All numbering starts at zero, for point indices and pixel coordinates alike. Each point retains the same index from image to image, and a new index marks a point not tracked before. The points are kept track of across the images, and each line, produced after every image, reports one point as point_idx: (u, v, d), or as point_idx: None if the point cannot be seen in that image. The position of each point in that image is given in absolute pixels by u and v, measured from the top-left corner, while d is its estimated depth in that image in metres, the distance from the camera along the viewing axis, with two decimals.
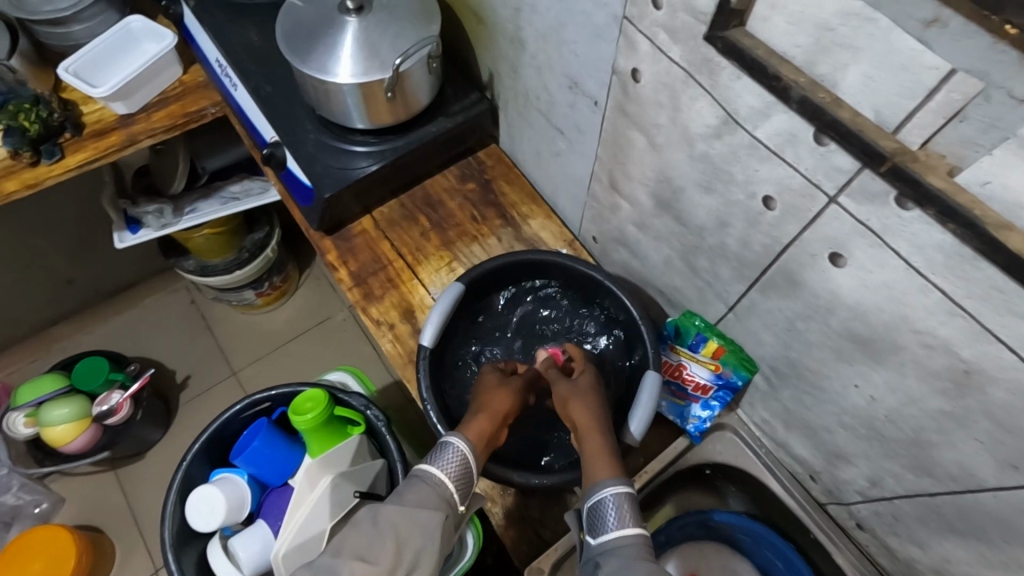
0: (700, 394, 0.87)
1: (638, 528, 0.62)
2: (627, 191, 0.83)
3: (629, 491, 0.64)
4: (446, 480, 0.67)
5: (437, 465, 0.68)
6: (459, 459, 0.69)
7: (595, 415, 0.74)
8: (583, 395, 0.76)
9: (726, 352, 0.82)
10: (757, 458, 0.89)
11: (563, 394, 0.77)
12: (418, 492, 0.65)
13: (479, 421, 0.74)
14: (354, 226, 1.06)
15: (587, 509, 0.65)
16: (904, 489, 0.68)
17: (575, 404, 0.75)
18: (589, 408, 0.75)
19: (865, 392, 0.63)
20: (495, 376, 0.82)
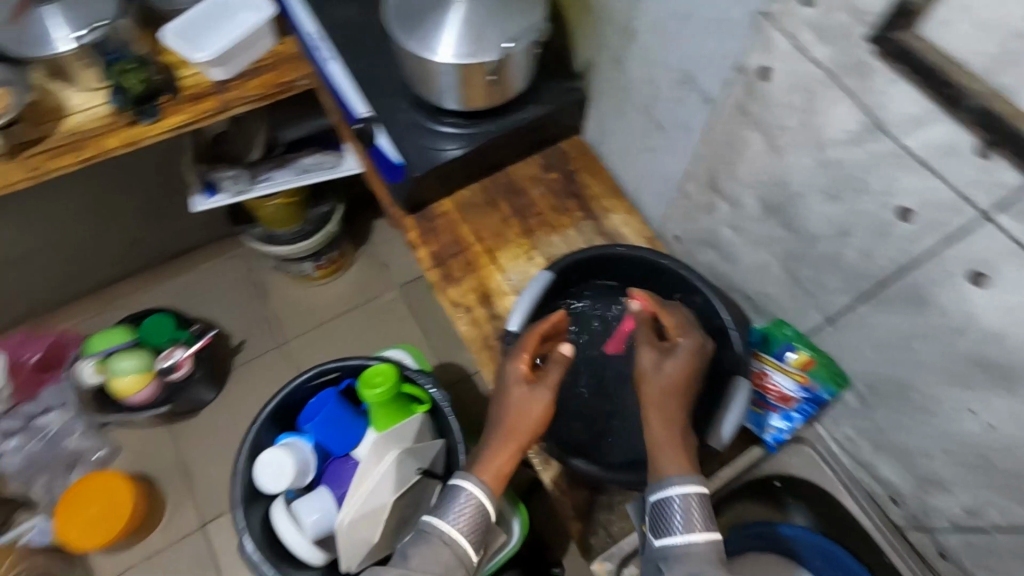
0: (781, 405, 0.86)
1: (707, 530, 0.63)
2: (728, 192, 0.82)
3: (698, 491, 0.65)
4: (457, 534, 0.67)
5: (448, 521, 0.68)
6: (472, 510, 0.69)
7: (673, 402, 0.71)
8: (667, 376, 0.72)
9: (816, 364, 0.79)
10: (835, 475, 0.87)
11: (643, 374, 0.73)
12: (423, 555, 0.65)
13: (500, 455, 0.72)
14: (436, 207, 1.07)
15: (652, 505, 0.67)
16: (1008, 521, 0.66)
17: (654, 388, 0.72)
18: (670, 393, 0.71)
19: (983, 420, 0.61)
20: (521, 388, 0.74)
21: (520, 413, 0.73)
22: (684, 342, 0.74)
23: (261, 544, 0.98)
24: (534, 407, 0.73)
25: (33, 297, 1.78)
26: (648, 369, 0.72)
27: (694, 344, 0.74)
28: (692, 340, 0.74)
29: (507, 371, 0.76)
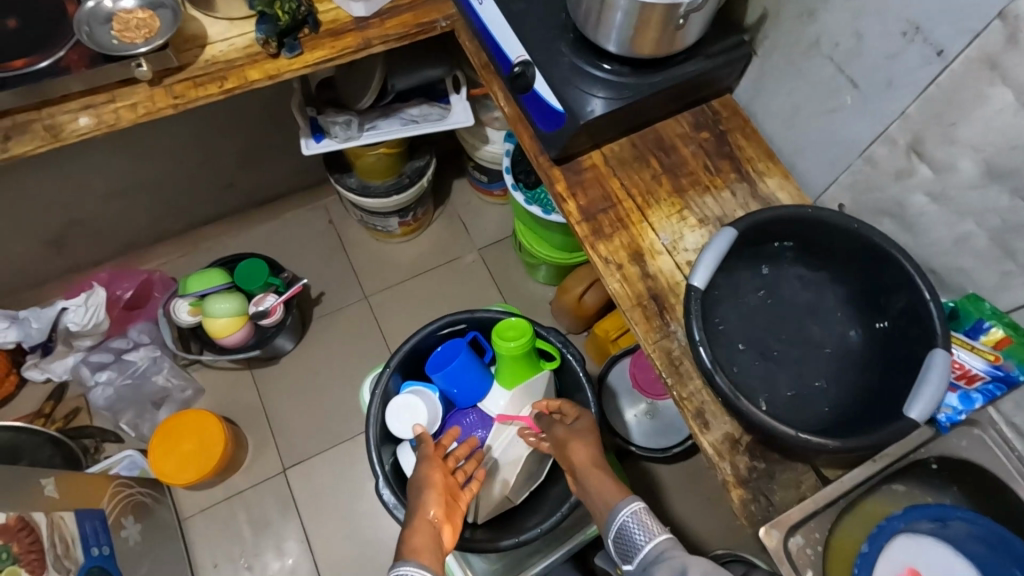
0: (962, 383, 0.80)
1: (664, 530, 0.76)
2: (936, 157, 0.77)
3: (640, 505, 0.78)
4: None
5: None
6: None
7: (587, 453, 0.89)
8: (586, 440, 0.91)
9: (1014, 343, 0.76)
10: (1007, 462, 0.84)
11: (559, 438, 0.94)
12: None
13: (419, 541, 0.78)
14: (583, 159, 1.04)
15: (615, 538, 0.77)
16: None
17: (579, 444, 0.91)
18: (585, 444, 0.91)
19: None
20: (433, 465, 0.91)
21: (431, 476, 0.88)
22: (579, 418, 0.96)
23: (394, 488, 0.98)
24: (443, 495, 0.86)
25: (124, 235, 1.79)
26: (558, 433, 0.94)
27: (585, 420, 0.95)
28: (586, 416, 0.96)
29: (417, 481, 0.89)
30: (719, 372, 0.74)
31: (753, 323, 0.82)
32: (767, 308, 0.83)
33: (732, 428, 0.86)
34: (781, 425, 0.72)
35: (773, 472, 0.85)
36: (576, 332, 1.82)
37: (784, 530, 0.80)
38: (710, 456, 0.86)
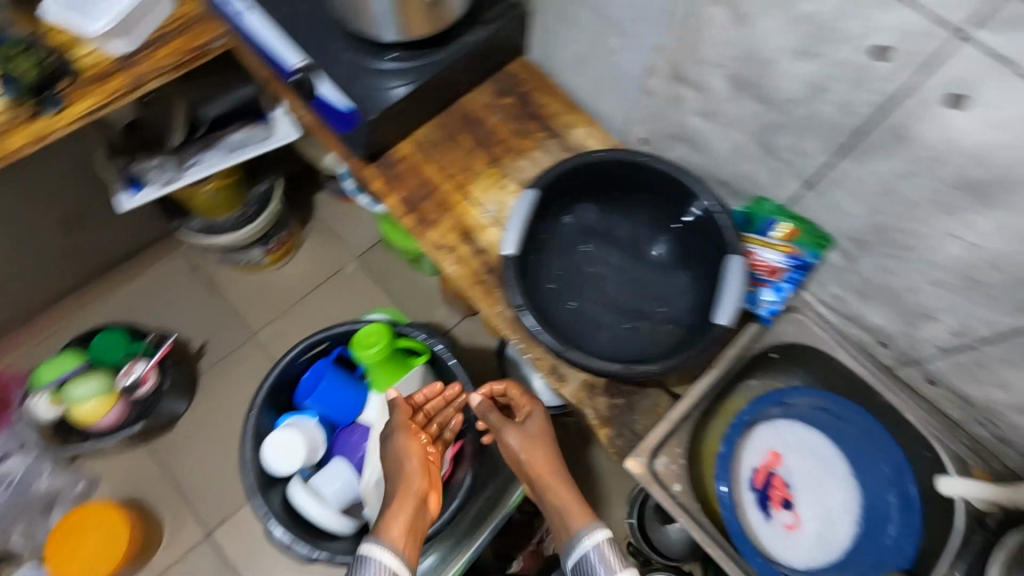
0: (770, 278, 0.88)
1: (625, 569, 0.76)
2: (694, 78, 0.81)
3: (605, 536, 0.79)
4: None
5: None
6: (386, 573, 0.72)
7: (550, 459, 0.88)
8: (541, 442, 0.90)
9: (800, 232, 0.83)
10: (826, 335, 0.93)
11: (510, 439, 0.90)
12: None
13: (399, 520, 0.77)
14: (394, 152, 1.03)
15: (574, 565, 0.79)
16: (993, 332, 0.71)
17: (534, 447, 0.89)
18: (539, 442, 0.90)
19: (964, 241, 0.65)
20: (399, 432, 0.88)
21: (402, 455, 0.86)
22: (531, 415, 0.93)
23: (288, 524, 0.96)
24: (421, 470, 0.85)
25: None
26: (514, 441, 0.90)
27: (544, 422, 0.92)
28: (538, 413, 0.93)
29: (397, 443, 0.87)
30: (545, 331, 0.77)
31: (575, 276, 0.86)
32: (588, 259, 0.87)
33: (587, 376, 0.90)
34: (607, 364, 0.75)
35: (631, 403, 0.89)
36: (472, 313, 1.83)
37: (646, 457, 0.86)
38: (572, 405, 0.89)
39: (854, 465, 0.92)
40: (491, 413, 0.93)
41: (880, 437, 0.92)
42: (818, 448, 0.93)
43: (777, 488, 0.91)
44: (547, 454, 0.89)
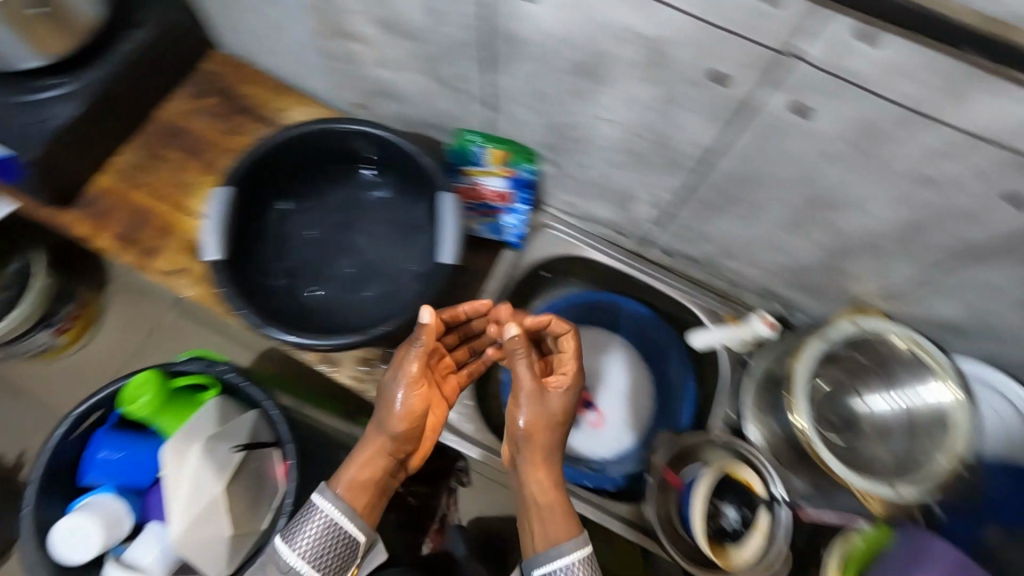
0: (503, 203, 0.92)
1: None
2: (350, 29, 0.79)
3: (586, 555, 0.63)
4: (296, 563, 0.64)
5: (291, 544, 0.65)
6: (324, 530, 0.66)
7: (549, 434, 0.68)
8: (554, 407, 0.68)
9: (509, 152, 0.87)
10: (574, 239, 0.97)
11: (515, 407, 0.68)
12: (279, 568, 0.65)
13: (358, 461, 0.69)
14: (93, 190, 0.93)
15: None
16: (672, 192, 0.77)
17: (533, 424, 0.68)
18: (542, 428, 0.68)
19: (610, 121, 0.70)
20: (411, 363, 0.69)
21: (389, 408, 0.69)
22: (555, 392, 0.69)
23: None
24: (409, 419, 0.69)
25: None
26: (523, 401, 0.68)
27: (573, 391, 0.70)
28: (565, 390, 0.69)
29: (393, 380, 0.70)
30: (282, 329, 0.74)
31: (307, 266, 0.84)
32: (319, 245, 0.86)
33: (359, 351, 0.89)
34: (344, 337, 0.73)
35: None
36: None
37: None
38: (354, 386, 0.88)
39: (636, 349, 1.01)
40: (517, 359, 0.68)
41: (642, 313, 0.97)
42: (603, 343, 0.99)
43: None
44: (552, 441, 0.69)
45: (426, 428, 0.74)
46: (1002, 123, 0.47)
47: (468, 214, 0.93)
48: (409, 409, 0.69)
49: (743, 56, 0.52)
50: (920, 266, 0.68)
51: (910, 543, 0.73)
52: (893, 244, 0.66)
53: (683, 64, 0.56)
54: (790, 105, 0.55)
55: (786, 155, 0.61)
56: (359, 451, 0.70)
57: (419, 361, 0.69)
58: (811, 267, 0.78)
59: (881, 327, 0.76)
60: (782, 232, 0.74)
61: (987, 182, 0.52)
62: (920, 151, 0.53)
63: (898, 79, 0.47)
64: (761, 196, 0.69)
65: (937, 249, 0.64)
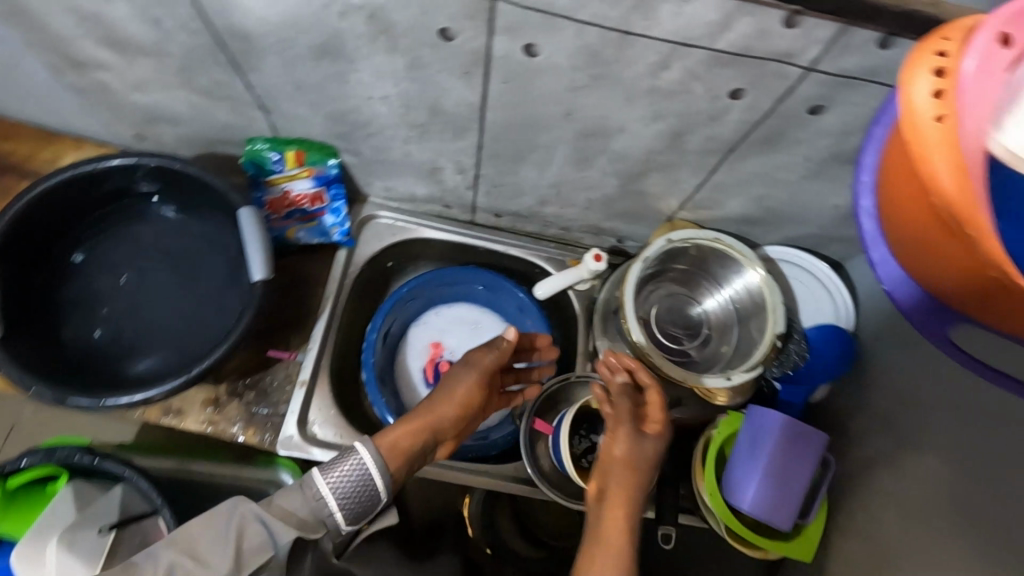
0: (320, 205, 0.88)
1: None
2: (85, 57, 0.72)
3: None
4: (328, 497, 0.61)
5: (327, 477, 0.62)
6: (360, 475, 0.63)
7: (629, 479, 0.65)
8: (642, 455, 0.67)
9: (306, 152, 0.83)
10: (406, 222, 0.97)
11: (604, 453, 0.68)
12: (284, 505, 0.60)
13: (405, 425, 0.69)
14: None
15: None
16: (470, 155, 0.78)
17: (620, 462, 0.66)
18: (625, 469, 0.66)
19: (379, 99, 0.69)
20: (476, 366, 0.76)
21: (453, 386, 0.74)
22: (648, 432, 0.68)
23: None
24: (464, 403, 0.73)
25: None
26: (616, 442, 0.67)
27: (653, 435, 0.68)
28: (657, 443, 0.68)
29: (461, 368, 0.75)
30: (104, 395, 0.68)
31: (116, 323, 0.78)
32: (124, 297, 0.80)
33: (205, 393, 0.84)
34: (172, 381, 0.70)
35: (266, 389, 0.85)
36: None
37: (298, 431, 0.83)
38: (212, 431, 0.83)
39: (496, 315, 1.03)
40: (614, 399, 0.70)
41: (485, 276, 0.98)
42: (465, 313, 1.02)
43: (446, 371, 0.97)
44: (631, 489, 0.65)
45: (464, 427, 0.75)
46: (690, 26, 0.50)
47: (287, 224, 0.89)
48: (467, 394, 0.74)
49: (457, 9, 0.53)
50: (698, 173, 0.73)
51: (752, 419, 0.78)
52: (667, 158, 0.71)
53: (410, 28, 0.56)
54: (519, 47, 0.56)
55: (542, 97, 0.63)
56: (439, 391, 0.73)
57: (480, 371, 0.75)
58: (617, 196, 0.81)
59: (691, 236, 0.81)
60: (577, 170, 0.76)
61: (707, 82, 0.57)
62: (643, 67, 0.56)
63: (591, 2, 0.49)
64: (542, 140, 0.71)
65: (701, 152, 0.68)
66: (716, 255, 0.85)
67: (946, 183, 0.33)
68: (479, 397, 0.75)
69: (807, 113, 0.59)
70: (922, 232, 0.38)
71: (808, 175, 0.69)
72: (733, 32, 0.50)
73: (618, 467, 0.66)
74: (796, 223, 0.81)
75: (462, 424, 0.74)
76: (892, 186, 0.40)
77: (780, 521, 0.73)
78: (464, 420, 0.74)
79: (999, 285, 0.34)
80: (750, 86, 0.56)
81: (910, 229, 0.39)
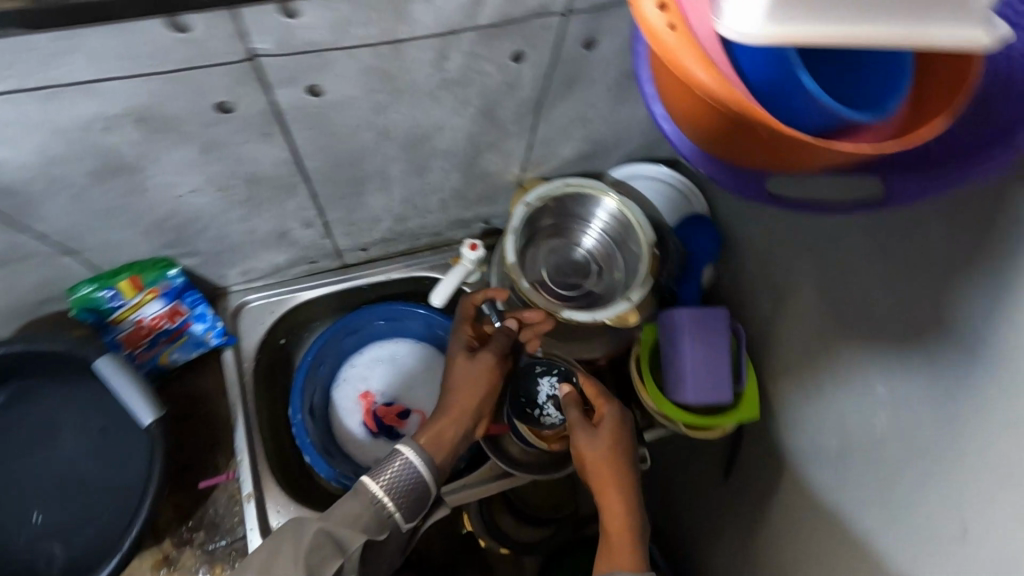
0: (182, 319, 0.82)
1: None
2: None
3: None
4: (385, 497, 0.66)
5: (375, 476, 0.67)
6: (409, 470, 0.68)
7: (613, 472, 0.71)
8: (611, 442, 0.73)
9: (141, 276, 0.76)
10: (280, 295, 0.93)
11: (580, 450, 0.73)
12: (344, 506, 0.65)
13: (442, 420, 0.75)
14: None
15: None
16: (309, 206, 0.76)
17: (598, 462, 0.72)
18: (604, 465, 0.72)
19: (190, 193, 0.65)
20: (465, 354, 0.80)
21: (464, 374, 0.78)
22: (607, 415, 0.75)
23: None
24: (487, 380, 0.79)
25: None
26: (581, 443, 0.73)
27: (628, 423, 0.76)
28: (617, 428, 0.74)
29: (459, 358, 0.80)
30: None
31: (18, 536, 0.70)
32: (15, 505, 0.72)
33: (153, 556, 0.78)
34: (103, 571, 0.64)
35: (214, 519, 0.80)
36: None
37: None
38: None
39: (408, 340, 1.02)
40: (569, 409, 0.76)
41: (380, 309, 0.97)
42: (378, 351, 1.01)
43: (386, 414, 0.96)
44: (621, 482, 0.71)
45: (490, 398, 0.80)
46: (450, 14, 0.52)
47: (156, 351, 0.83)
48: (483, 371, 0.79)
49: (221, 81, 0.51)
50: (523, 136, 0.76)
51: (665, 322, 0.82)
52: (490, 135, 0.73)
53: (184, 116, 0.53)
54: (302, 91, 0.55)
55: (350, 128, 0.63)
56: (472, 382, 0.78)
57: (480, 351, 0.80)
58: (465, 185, 0.83)
59: (544, 192, 0.86)
60: (416, 179, 0.77)
61: (490, 56, 0.59)
62: (426, 66, 0.57)
63: (349, 27, 0.50)
64: (371, 165, 0.71)
65: (517, 118, 0.72)
66: (573, 199, 0.90)
67: (704, 78, 0.39)
68: (494, 368, 0.79)
69: (587, 49, 0.64)
70: (701, 122, 0.44)
71: (614, 100, 0.75)
72: (489, 7, 0.53)
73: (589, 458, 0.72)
74: (627, 142, 0.88)
75: (489, 394, 0.79)
76: (667, 91, 0.45)
77: (722, 397, 0.79)
78: (494, 387, 0.79)
79: (772, 139, 0.41)
80: (528, 46, 0.60)
81: (700, 127, 0.45)
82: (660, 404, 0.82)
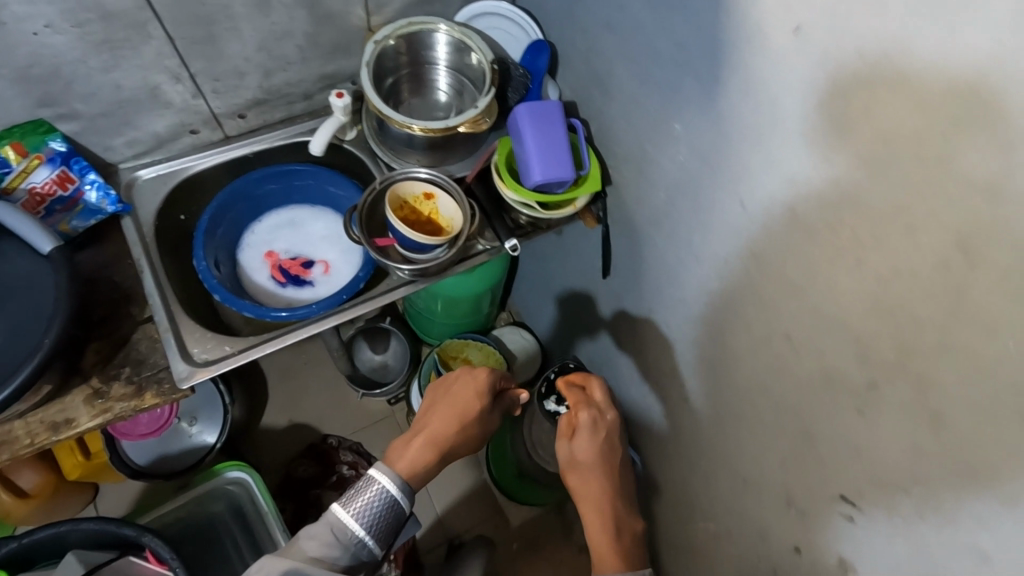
0: (73, 186, 0.88)
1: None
2: None
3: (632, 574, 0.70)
4: (359, 530, 0.71)
5: (348, 508, 0.72)
6: (382, 500, 0.74)
7: (595, 480, 0.79)
8: (600, 449, 0.81)
9: (22, 140, 0.82)
10: (168, 168, 1.01)
11: (576, 455, 0.81)
12: (322, 542, 0.69)
13: (417, 447, 0.81)
14: None
15: None
16: (170, 55, 0.84)
17: (588, 466, 0.80)
18: (592, 467, 0.80)
19: (45, 29, 0.73)
20: (468, 394, 0.86)
21: (452, 411, 0.85)
22: (583, 420, 0.83)
23: None
24: (463, 421, 0.84)
25: None
26: (579, 446, 0.81)
27: (605, 425, 0.84)
28: (608, 434, 0.83)
29: (460, 396, 0.86)
30: None
31: None
32: None
33: (83, 392, 0.85)
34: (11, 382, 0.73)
35: (137, 355, 0.88)
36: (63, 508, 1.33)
37: (186, 362, 0.87)
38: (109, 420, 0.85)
39: (304, 205, 1.12)
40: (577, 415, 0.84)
41: (267, 175, 1.05)
42: (277, 218, 1.10)
43: (291, 266, 1.06)
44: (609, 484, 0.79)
45: (465, 441, 0.86)
46: None
47: (55, 219, 0.89)
48: (468, 410, 0.85)
49: None
50: None
51: (511, 124, 0.95)
52: None
53: None
54: None
55: None
56: (454, 410, 0.85)
57: (477, 400, 0.86)
58: (316, 29, 0.93)
59: (390, 32, 0.96)
60: (265, 19, 0.86)
61: None
62: None
63: None
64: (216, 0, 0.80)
65: None
66: (421, 41, 1.01)
67: None
68: (477, 414, 0.86)
69: None
70: None
71: None
72: None
73: (583, 460, 0.80)
74: None
75: (468, 439, 0.85)
76: None
77: (567, 174, 0.93)
78: (468, 439, 0.86)
79: None
80: None
81: None
82: (518, 193, 0.95)
